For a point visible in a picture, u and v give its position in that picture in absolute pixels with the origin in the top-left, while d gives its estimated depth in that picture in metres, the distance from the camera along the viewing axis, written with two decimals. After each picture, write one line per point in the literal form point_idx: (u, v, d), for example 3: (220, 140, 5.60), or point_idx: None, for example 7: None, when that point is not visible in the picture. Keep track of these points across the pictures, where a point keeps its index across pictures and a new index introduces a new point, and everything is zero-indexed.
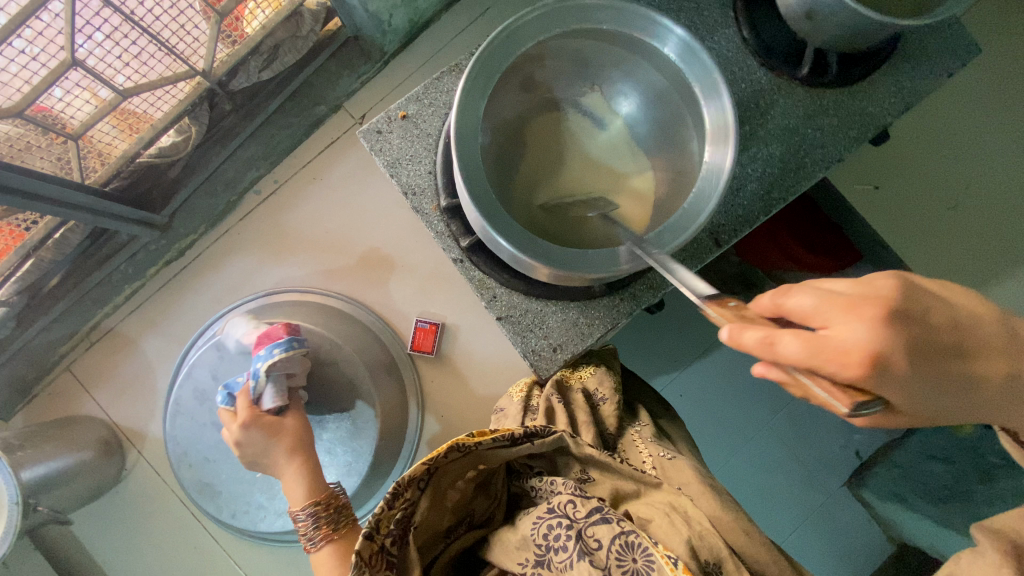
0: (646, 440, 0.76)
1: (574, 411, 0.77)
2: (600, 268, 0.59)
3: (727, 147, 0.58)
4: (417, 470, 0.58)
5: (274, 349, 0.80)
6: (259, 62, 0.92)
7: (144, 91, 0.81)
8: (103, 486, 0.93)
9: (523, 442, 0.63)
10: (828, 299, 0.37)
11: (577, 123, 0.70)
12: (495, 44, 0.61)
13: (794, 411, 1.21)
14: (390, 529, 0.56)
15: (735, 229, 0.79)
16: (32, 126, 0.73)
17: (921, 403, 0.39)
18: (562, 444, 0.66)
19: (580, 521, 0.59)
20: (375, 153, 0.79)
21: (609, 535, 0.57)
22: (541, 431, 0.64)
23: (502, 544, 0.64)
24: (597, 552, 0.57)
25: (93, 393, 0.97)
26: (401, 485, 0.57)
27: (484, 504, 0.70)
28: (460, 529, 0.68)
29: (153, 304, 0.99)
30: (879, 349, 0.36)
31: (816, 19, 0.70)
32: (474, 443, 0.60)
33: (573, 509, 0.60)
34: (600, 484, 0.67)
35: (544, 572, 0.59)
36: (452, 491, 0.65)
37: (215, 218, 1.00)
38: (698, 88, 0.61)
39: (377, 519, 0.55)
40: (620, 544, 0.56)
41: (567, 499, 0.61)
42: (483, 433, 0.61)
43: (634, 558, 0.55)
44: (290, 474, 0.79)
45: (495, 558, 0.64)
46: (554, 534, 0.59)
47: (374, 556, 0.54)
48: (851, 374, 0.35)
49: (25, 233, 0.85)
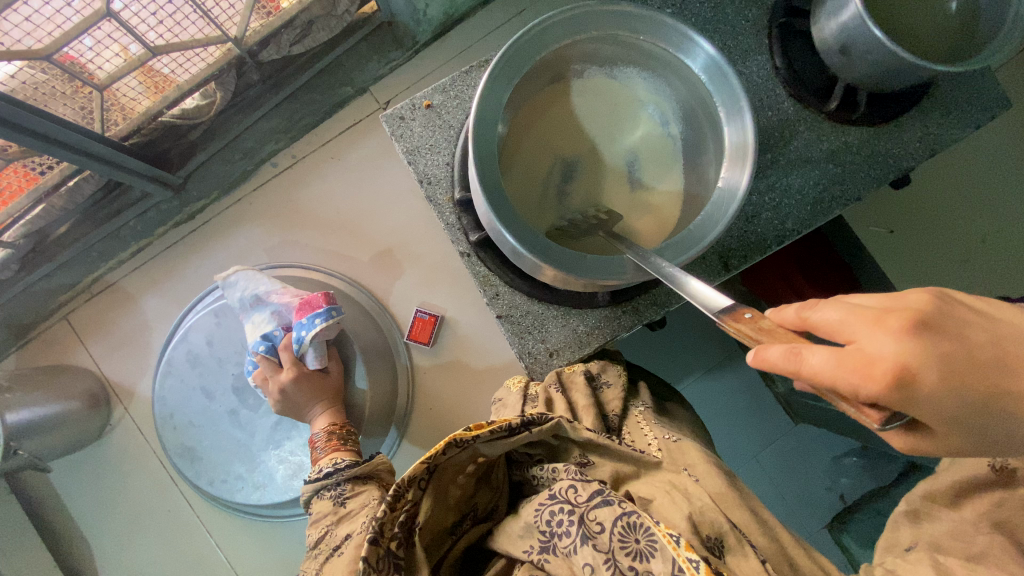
0: (650, 421, 0.74)
1: (575, 394, 0.74)
2: (600, 277, 0.59)
3: (744, 171, 0.57)
4: (417, 470, 0.57)
5: (315, 319, 0.82)
6: (291, 36, 0.92)
7: (175, 51, 0.82)
8: (86, 439, 0.93)
9: (521, 431, 0.61)
10: (854, 312, 0.35)
11: (597, 114, 0.69)
12: (524, 40, 0.61)
13: (784, 447, 1.20)
14: (395, 532, 0.56)
15: (746, 256, 0.78)
16: (58, 71, 0.73)
17: (957, 422, 0.35)
18: (558, 430, 0.64)
19: (582, 505, 0.57)
20: (395, 138, 0.79)
21: (611, 516, 0.54)
22: (538, 419, 0.62)
23: (507, 533, 0.63)
24: (600, 536, 0.54)
25: (86, 344, 0.97)
26: (402, 487, 0.57)
27: (487, 496, 0.69)
28: (465, 524, 0.67)
29: (157, 264, 0.99)
30: (906, 363, 0.33)
31: (851, 54, 0.70)
32: (472, 438, 0.58)
33: (574, 494, 0.58)
34: (601, 467, 0.66)
35: (552, 559, 0.57)
36: (454, 487, 0.64)
37: (229, 185, 1.00)
38: (721, 107, 0.60)
39: (381, 523, 0.55)
40: (622, 526, 0.53)
41: (568, 484, 0.59)
42: (481, 426, 0.60)
43: (637, 539, 0.52)
44: (320, 413, 0.85)
45: (500, 546, 0.63)
46: (557, 519, 0.57)
47: (380, 562, 0.54)
48: (878, 390, 0.33)
49: (39, 177, 0.85)
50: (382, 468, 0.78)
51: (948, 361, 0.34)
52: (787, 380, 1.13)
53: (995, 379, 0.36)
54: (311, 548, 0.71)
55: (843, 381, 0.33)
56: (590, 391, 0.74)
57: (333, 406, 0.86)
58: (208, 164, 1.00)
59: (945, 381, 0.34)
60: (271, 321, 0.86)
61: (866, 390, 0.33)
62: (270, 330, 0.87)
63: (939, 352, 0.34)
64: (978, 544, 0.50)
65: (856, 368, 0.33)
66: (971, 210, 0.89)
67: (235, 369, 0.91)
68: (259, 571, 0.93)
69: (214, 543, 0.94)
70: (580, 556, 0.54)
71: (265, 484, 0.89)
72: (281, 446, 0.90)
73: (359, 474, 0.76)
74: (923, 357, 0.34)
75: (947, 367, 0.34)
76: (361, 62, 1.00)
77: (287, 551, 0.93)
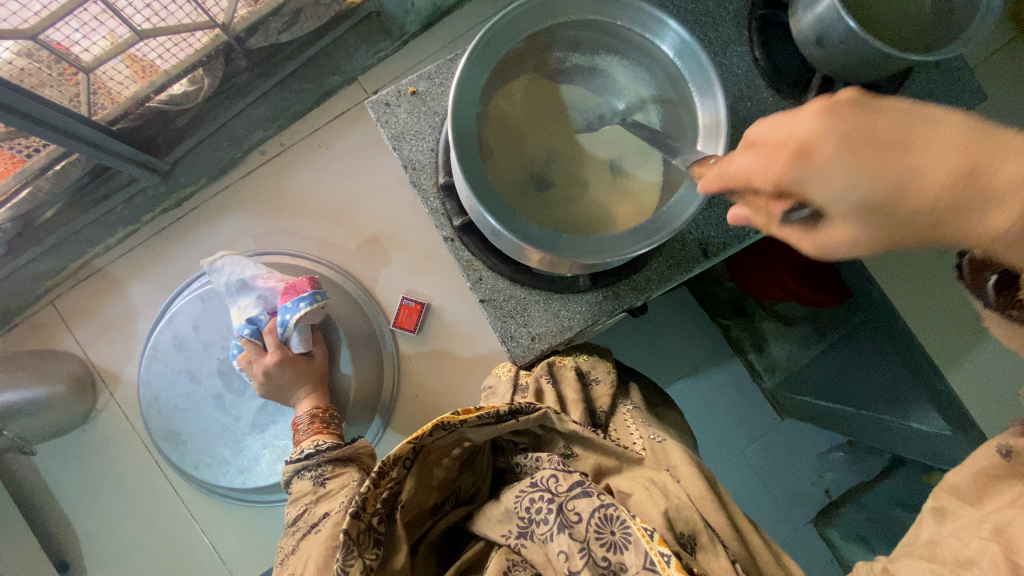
0: (636, 420, 0.75)
1: (564, 388, 0.76)
2: (579, 253, 0.61)
3: (718, 144, 0.60)
4: (401, 450, 0.58)
5: (299, 303, 0.83)
6: (280, 24, 0.93)
7: (162, 35, 0.82)
8: (71, 423, 0.93)
9: (507, 418, 0.62)
10: (779, 118, 0.38)
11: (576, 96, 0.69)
12: (504, 23, 0.62)
13: (768, 439, 1.22)
14: (377, 508, 0.57)
15: (725, 244, 0.80)
16: (45, 54, 0.74)
17: (857, 198, 0.36)
18: (546, 420, 0.65)
19: (561, 496, 0.58)
20: (381, 124, 0.80)
21: (589, 508, 0.55)
22: (525, 408, 0.63)
23: (485, 517, 0.64)
24: (576, 526, 0.55)
25: (73, 329, 0.98)
26: (386, 465, 0.57)
27: (469, 480, 0.70)
28: (445, 506, 0.67)
29: (144, 250, 0.99)
30: (808, 137, 0.36)
31: (826, 44, 0.71)
32: (459, 422, 0.59)
33: (555, 484, 0.59)
34: (583, 459, 0.67)
35: (528, 544, 0.58)
36: (438, 469, 0.64)
37: (217, 171, 1.01)
38: (694, 87, 0.63)
39: (363, 498, 0.56)
40: (599, 518, 0.54)
41: (550, 474, 0.60)
42: (470, 411, 0.61)
43: (612, 531, 0.54)
44: (303, 399, 0.85)
45: (479, 528, 0.64)
46: (536, 507, 0.58)
47: (359, 536, 0.55)
48: (774, 168, 0.37)
49: (24, 160, 0.86)
50: (363, 452, 0.81)
51: (847, 133, 0.35)
52: (775, 375, 1.18)
53: (897, 155, 0.35)
54: (290, 524, 0.72)
55: (753, 171, 0.38)
56: (579, 386, 0.76)
57: (318, 391, 0.87)
58: (195, 151, 0.99)
59: (840, 156, 0.35)
60: (257, 305, 0.87)
61: (762, 174, 0.38)
62: (256, 315, 0.87)
63: (846, 131, 0.35)
64: (972, 548, 0.42)
65: (769, 150, 0.38)
66: None
67: (220, 353, 0.91)
68: (241, 558, 0.93)
69: (199, 529, 0.94)
70: (556, 544, 0.54)
71: (250, 468, 0.90)
72: (266, 431, 0.91)
73: (337, 456, 0.77)
74: (820, 132, 0.36)
75: (846, 145, 0.35)
76: (349, 52, 1.00)
77: (270, 538, 0.93)
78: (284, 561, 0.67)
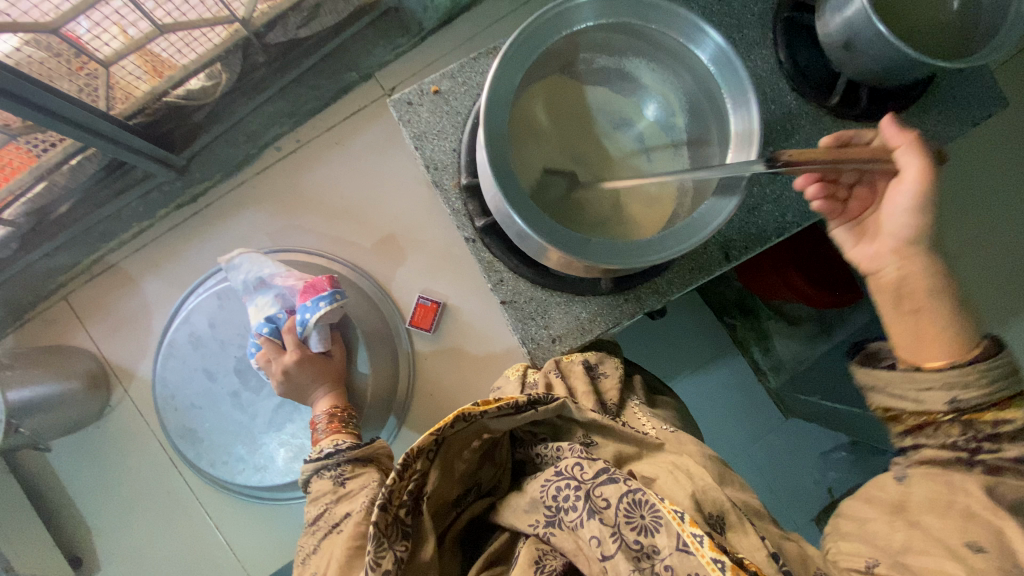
0: (647, 413, 0.75)
1: (573, 381, 0.75)
2: (607, 260, 0.60)
3: (750, 154, 0.59)
4: (424, 442, 0.58)
5: (320, 302, 0.83)
6: (298, 19, 0.93)
7: (181, 30, 0.83)
8: (86, 419, 0.93)
9: (527, 410, 0.63)
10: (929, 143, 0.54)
11: (598, 104, 0.71)
12: (539, 25, 0.61)
13: (775, 438, 1.22)
14: (404, 500, 0.57)
15: (747, 247, 0.79)
16: (65, 48, 0.75)
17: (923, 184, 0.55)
18: (564, 410, 0.65)
19: (588, 482, 0.57)
20: (403, 123, 0.79)
21: (617, 493, 0.55)
22: (543, 398, 0.63)
23: (509, 507, 0.64)
24: (605, 511, 0.55)
25: (86, 325, 0.97)
26: (411, 456, 0.58)
27: (490, 473, 0.69)
28: (468, 498, 0.68)
29: (158, 247, 0.98)
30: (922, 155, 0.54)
31: (854, 50, 0.70)
32: (480, 413, 0.59)
33: (580, 471, 0.59)
34: (604, 447, 0.67)
35: (557, 532, 0.57)
36: (460, 461, 0.64)
37: (232, 167, 0.99)
38: (727, 94, 0.62)
39: (389, 491, 0.56)
40: (628, 503, 0.54)
41: (574, 462, 0.60)
42: (490, 402, 0.61)
43: (642, 514, 0.53)
44: (321, 397, 0.85)
45: (504, 520, 0.64)
46: (563, 495, 0.58)
47: (388, 528, 0.56)
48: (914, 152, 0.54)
49: (36, 158, 0.86)
50: (382, 452, 0.80)
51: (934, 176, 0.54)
52: (780, 376, 1.15)
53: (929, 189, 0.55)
54: (309, 524, 0.72)
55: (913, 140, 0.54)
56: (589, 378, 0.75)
57: (335, 391, 0.87)
58: (211, 146, 0.99)
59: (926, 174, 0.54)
60: (274, 304, 0.87)
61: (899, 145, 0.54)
62: (274, 313, 0.87)
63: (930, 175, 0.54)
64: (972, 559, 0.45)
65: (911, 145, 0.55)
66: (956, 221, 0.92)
67: (237, 351, 0.91)
68: (257, 554, 0.94)
69: (213, 525, 0.94)
70: (587, 530, 0.54)
71: (265, 466, 0.90)
72: (282, 429, 0.91)
73: (357, 456, 0.77)
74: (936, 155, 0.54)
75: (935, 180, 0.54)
76: (367, 48, 0.99)
77: (283, 534, 0.94)
78: (305, 561, 0.67)
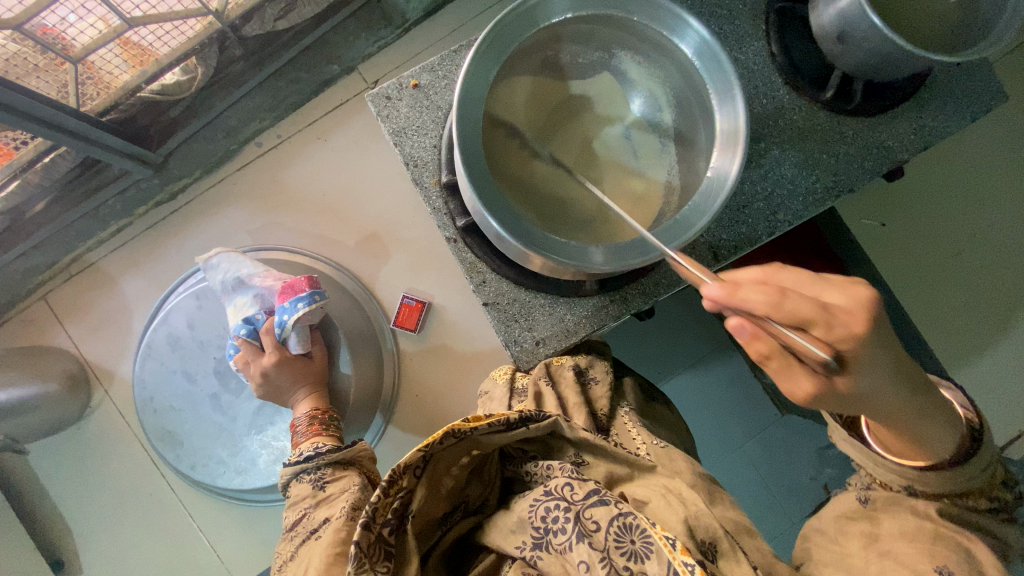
0: (637, 423, 0.74)
1: (565, 391, 0.74)
2: (585, 263, 0.58)
3: (735, 155, 0.57)
4: (412, 457, 0.56)
5: (297, 303, 0.81)
6: (275, 11, 0.90)
7: (152, 24, 0.80)
8: (64, 420, 0.91)
9: (518, 426, 0.61)
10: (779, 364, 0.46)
11: (582, 93, 0.67)
12: (513, 16, 0.59)
13: (769, 436, 1.19)
14: (387, 518, 0.55)
15: (737, 246, 0.77)
16: (32, 43, 0.73)
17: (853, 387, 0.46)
18: (556, 428, 0.64)
19: (578, 503, 0.56)
20: (381, 118, 0.77)
21: (607, 516, 0.54)
22: (536, 415, 0.62)
23: (496, 527, 0.62)
24: (595, 534, 0.53)
25: (65, 325, 0.95)
26: (396, 473, 0.56)
27: (478, 490, 0.67)
28: (455, 516, 0.65)
29: (137, 245, 0.96)
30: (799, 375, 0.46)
31: (848, 42, 0.68)
32: (470, 429, 0.58)
33: (570, 492, 0.57)
34: (595, 467, 0.65)
35: (544, 556, 0.56)
36: (447, 478, 0.62)
37: (212, 164, 0.97)
38: (713, 89, 0.59)
39: (373, 509, 0.54)
40: (619, 526, 0.53)
41: (564, 482, 0.58)
42: (480, 418, 0.59)
43: (632, 539, 0.52)
44: (303, 401, 0.84)
45: (491, 540, 0.61)
46: (552, 516, 0.56)
47: (370, 547, 0.53)
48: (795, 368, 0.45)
49: (14, 152, 0.84)
50: (363, 454, 0.79)
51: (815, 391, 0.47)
52: None
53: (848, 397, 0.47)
54: (287, 529, 0.71)
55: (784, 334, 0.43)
56: (579, 388, 0.74)
57: (316, 392, 0.85)
58: (189, 142, 0.97)
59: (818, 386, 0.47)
60: (254, 304, 0.85)
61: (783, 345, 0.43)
62: (252, 314, 0.84)
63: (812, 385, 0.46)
64: None
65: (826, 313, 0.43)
66: (955, 210, 0.89)
67: (217, 352, 0.89)
68: (239, 556, 0.93)
69: (196, 527, 0.93)
70: (575, 554, 0.52)
71: (247, 469, 0.89)
72: (263, 431, 0.89)
73: (337, 459, 0.76)
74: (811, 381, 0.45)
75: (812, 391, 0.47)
76: (349, 40, 0.97)
77: (266, 536, 0.92)
78: (281, 568, 0.65)
